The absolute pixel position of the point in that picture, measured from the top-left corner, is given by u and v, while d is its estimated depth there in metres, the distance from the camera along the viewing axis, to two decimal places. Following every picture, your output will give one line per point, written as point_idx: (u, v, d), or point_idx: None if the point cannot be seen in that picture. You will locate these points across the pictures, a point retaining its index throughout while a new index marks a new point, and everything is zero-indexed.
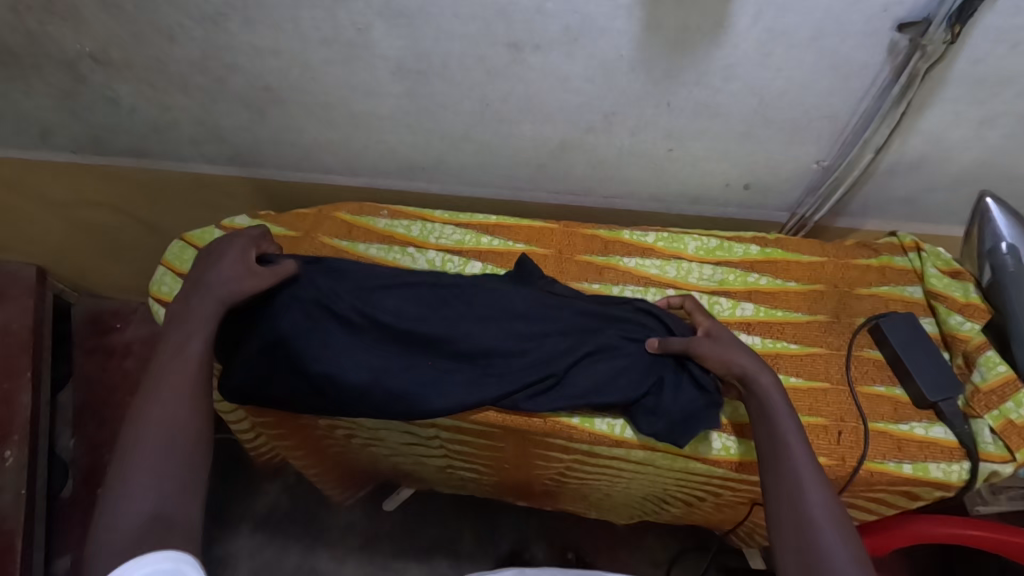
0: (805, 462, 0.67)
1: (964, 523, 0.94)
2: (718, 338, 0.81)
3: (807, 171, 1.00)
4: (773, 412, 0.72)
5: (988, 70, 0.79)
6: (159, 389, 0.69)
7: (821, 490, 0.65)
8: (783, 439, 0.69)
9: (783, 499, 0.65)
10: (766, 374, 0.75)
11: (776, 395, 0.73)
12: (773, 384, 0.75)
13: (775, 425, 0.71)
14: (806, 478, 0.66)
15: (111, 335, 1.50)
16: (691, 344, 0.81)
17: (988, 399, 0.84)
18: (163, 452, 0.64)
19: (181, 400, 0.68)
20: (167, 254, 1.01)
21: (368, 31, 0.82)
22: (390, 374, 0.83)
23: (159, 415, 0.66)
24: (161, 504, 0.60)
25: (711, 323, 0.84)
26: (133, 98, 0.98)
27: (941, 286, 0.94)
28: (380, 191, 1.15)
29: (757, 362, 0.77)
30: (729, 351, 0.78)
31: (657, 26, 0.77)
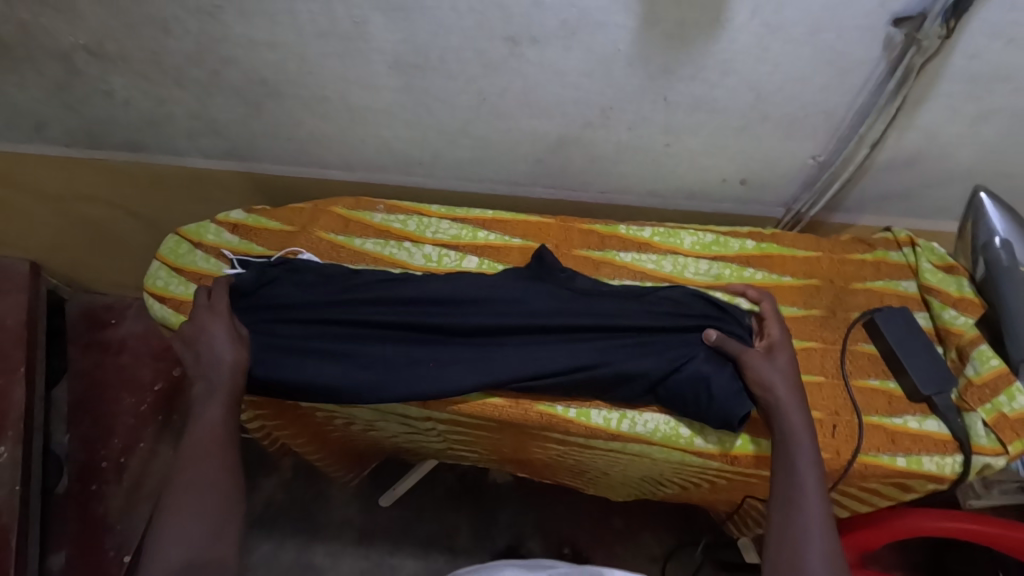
0: (817, 513, 0.67)
1: (936, 515, 0.95)
2: (774, 358, 0.80)
3: (802, 167, 1.00)
4: (795, 455, 0.72)
5: (983, 66, 0.80)
6: (188, 447, 0.71)
7: (827, 541, 0.66)
8: (801, 487, 0.69)
9: (786, 540, 0.66)
10: (799, 412, 0.75)
11: (804, 435, 0.73)
12: (804, 424, 0.74)
13: (796, 466, 0.71)
14: (813, 526, 0.66)
15: (106, 331, 1.49)
16: (745, 352, 0.81)
17: (981, 392, 0.85)
18: (194, 505, 0.66)
19: (220, 458, 0.70)
20: (161, 248, 1.00)
21: (365, 24, 0.82)
22: (389, 372, 0.83)
23: (196, 472, 0.68)
24: (193, 557, 0.63)
25: (780, 337, 0.83)
26: (128, 90, 0.98)
27: (935, 281, 0.95)
28: (375, 186, 1.15)
29: (796, 397, 0.76)
30: (778, 382, 0.77)
31: (655, 22, 0.77)
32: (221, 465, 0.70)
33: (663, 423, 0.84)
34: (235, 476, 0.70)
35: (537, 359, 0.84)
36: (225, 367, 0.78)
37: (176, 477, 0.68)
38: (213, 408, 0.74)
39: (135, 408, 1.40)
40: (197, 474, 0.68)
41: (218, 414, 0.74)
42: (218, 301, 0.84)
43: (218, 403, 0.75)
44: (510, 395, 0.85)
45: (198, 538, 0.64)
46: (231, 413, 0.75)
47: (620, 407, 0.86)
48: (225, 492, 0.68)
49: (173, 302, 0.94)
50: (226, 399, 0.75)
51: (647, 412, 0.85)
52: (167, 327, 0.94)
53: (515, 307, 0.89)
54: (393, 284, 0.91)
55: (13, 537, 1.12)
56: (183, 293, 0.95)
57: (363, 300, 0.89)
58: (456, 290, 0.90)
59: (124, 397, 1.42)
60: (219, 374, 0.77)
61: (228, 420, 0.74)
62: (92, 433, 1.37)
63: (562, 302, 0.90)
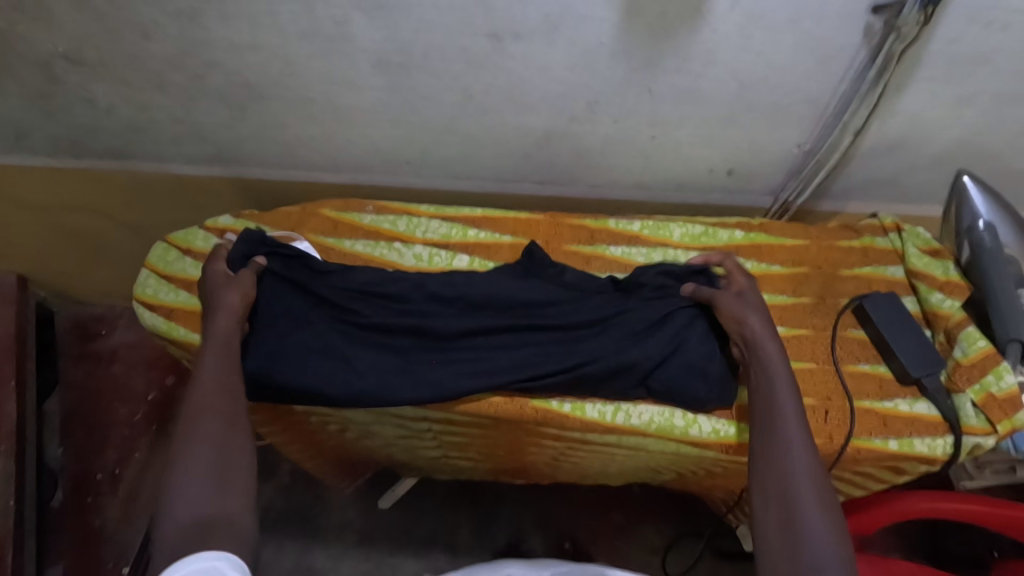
0: (799, 438, 0.70)
1: (928, 497, 0.96)
2: (750, 305, 0.84)
3: (788, 155, 1.01)
4: (775, 385, 0.75)
5: (962, 49, 0.80)
6: (192, 398, 0.72)
7: (807, 454, 0.69)
8: (778, 406, 0.73)
9: (772, 458, 0.70)
10: (771, 342, 0.78)
11: (780, 366, 0.76)
12: (776, 352, 0.78)
13: (772, 390, 0.74)
14: (795, 442, 0.70)
15: (97, 341, 1.48)
16: (716, 296, 0.85)
17: (970, 373, 0.86)
18: (203, 456, 0.67)
19: (217, 409, 0.72)
20: (150, 256, 1.00)
21: (347, 24, 0.82)
22: (384, 373, 0.83)
23: (198, 422, 0.70)
24: (203, 507, 0.64)
25: (747, 283, 0.87)
26: (110, 97, 0.97)
27: (921, 265, 0.95)
28: (364, 186, 1.14)
29: (772, 335, 0.80)
30: (755, 323, 0.81)
31: (637, 14, 0.78)
32: (223, 415, 0.71)
33: (657, 415, 0.85)
34: (240, 428, 0.72)
35: (530, 358, 0.85)
36: (225, 319, 0.81)
37: (182, 427, 0.70)
38: (212, 359, 0.76)
39: (128, 419, 1.40)
40: (202, 424, 0.70)
41: (215, 365, 0.76)
42: (224, 284, 0.85)
43: (214, 354, 0.77)
44: (504, 392, 0.85)
45: (208, 487, 0.65)
46: (230, 363, 0.77)
47: (615, 400, 0.86)
48: (227, 438, 0.70)
49: (163, 310, 0.94)
50: (222, 351, 0.77)
51: (643, 405, 0.85)
52: (158, 335, 0.93)
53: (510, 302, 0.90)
54: (383, 286, 0.91)
55: (9, 551, 1.11)
56: (173, 301, 0.95)
57: (354, 300, 0.90)
58: (449, 288, 0.90)
59: (118, 407, 1.41)
60: (221, 326, 0.80)
61: (228, 370, 0.76)
62: (87, 444, 1.36)
63: (553, 300, 0.90)
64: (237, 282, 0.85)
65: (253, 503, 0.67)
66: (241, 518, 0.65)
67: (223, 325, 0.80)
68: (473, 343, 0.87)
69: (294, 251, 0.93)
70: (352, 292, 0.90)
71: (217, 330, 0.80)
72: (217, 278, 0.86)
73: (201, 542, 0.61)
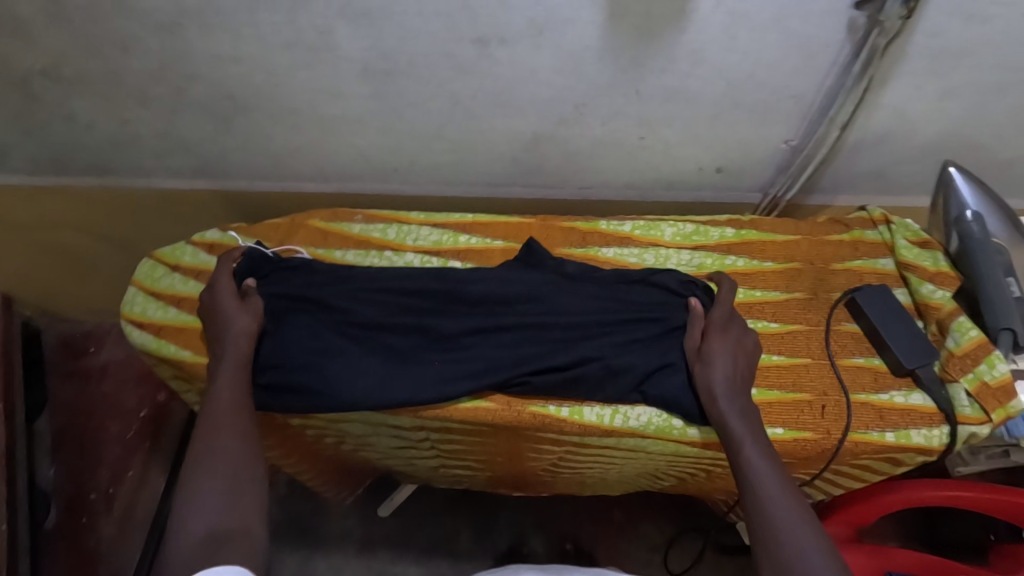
0: (771, 478, 0.69)
1: (928, 486, 0.96)
2: (707, 343, 0.82)
3: (776, 151, 1.01)
4: (728, 420, 0.75)
5: (945, 43, 0.81)
6: (205, 419, 0.73)
7: (784, 492, 0.67)
8: (744, 451, 0.72)
9: (751, 505, 0.68)
10: (724, 388, 0.78)
11: (730, 403, 0.76)
12: (730, 398, 0.77)
13: (734, 438, 0.74)
14: (770, 482, 0.68)
15: (86, 359, 1.46)
16: (687, 342, 0.85)
17: (963, 363, 0.86)
18: (217, 472, 0.67)
19: (233, 426, 0.72)
20: (137, 273, 0.98)
21: (330, 33, 0.81)
22: (383, 380, 0.82)
23: (212, 440, 0.70)
24: (217, 523, 0.62)
25: (717, 314, 0.85)
26: (91, 113, 0.96)
27: (912, 257, 0.95)
28: (352, 195, 1.13)
29: (724, 372, 0.79)
30: (709, 369, 0.79)
31: (621, 16, 0.78)
32: (237, 431, 0.71)
33: (655, 416, 0.84)
34: (255, 446, 0.71)
35: (516, 362, 0.84)
36: (238, 336, 0.82)
37: (195, 446, 0.70)
38: (224, 380, 0.77)
39: (121, 436, 1.38)
40: (215, 442, 0.70)
41: (229, 383, 0.77)
42: (232, 305, 0.84)
43: (227, 374, 0.78)
44: (500, 398, 0.85)
45: (222, 502, 0.64)
46: (240, 385, 0.77)
47: (613, 402, 0.85)
48: (240, 454, 0.69)
49: (152, 328, 0.92)
50: (234, 368, 0.79)
51: (640, 406, 0.85)
52: (148, 354, 0.92)
53: (502, 311, 0.89)
54: (370, 300, 0.90)
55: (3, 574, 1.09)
56: (162, 318, 0.93)
57: (339, 313, 0.88)
58: (446, 291, 0.90)
59: (110, 425, 1.39)
60: (231, 344, 0.81)
61: (237, 392, 0.76)
62: (80, 463, 1.34)
63: (543, 307, 0.89)
64: (248, 303, 0.86)
65: (267, 514, 0.66)
66: (257, 529, 0.64)
67: (237, 346, 0.81)
68: (461, 352, 0.86)
69: (298, 262, 0.95)
70: (339, 305, 0.89)
71: (231, 352, 0.80)
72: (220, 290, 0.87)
73: (216, 553, 0.59)
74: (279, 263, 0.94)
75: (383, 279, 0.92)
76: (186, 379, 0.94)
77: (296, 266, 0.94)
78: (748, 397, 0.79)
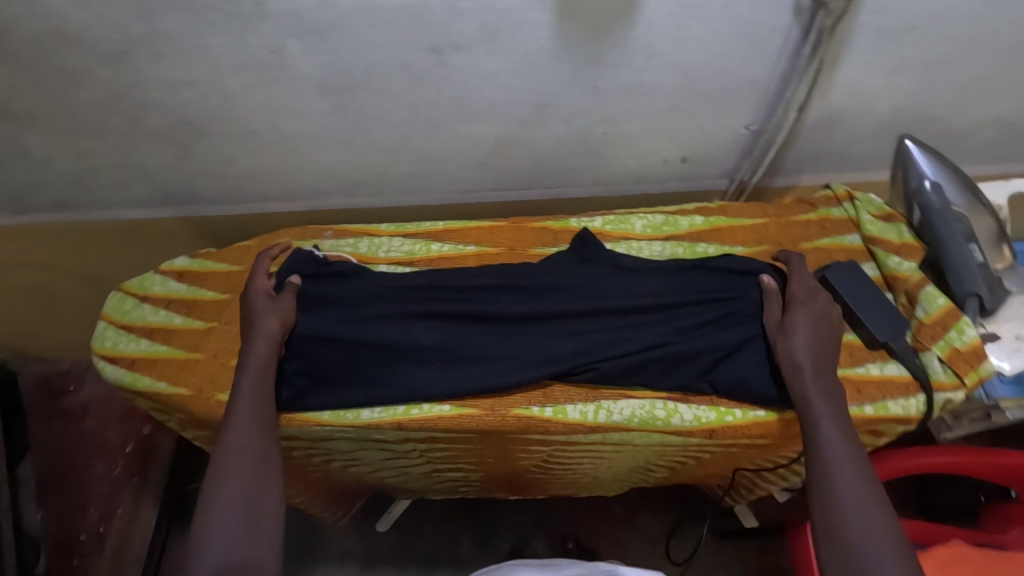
0: (841, 452, 0.68)
1: (901, 455, 0.98)
2: (794, 318, 0.82)
3: (738, 137, 1.02)
4: (805, 392, 0.74)
5: (889, 20, 0.83)
6: (226, 433, 0.71)
7: (853, 465, 0.67)
8: (819, 422, 0.71)
9: (817, 473, 0.67)
10: (804, 358, 0.77)
11: (810, 374, 0.75)
12: (810, 368, 0.76)
13: (810, 410, 0.73)
14: (839, 455, 0.68)
15: (65, 398, 1.42)
16: (770, 317, 0.85)
17: (933, 330, 0.88)
18: (235, 497, 0.65)
19: (252, 447, 0.70)
20: (106, 307, 0.97)
21: (283, 51, 0.81)
22: (371, 388, 0.85)
23: (236, 458, 0.68)
24: (235, 554, 0.61)
25: (800, 291, 0.86)
26: (45, 149, 0.95)
27: (877, 231, 0.97)
28: (322, 213, 1.12)
29: (808, 348, 0.78)
30: (791, 342, 0.79)
31: (571, 16, 0.78)
32: (257, 454, 0.70)
33: (638, 408, 0.85)
34: (274, 471, 0.70)
35: (489, 373, 0.85)
36: (262, 337, 0.82)
37: (215, 463, 0.68)
38: (247, 393, 0.75)
39: (106, 473, 1.35)
40: (236, 463, 0.68)
41: (253, 398, 0.75)
42: (263, 304, 0.86)
43: (251, 383, 0.77)
44: (482, 404, 0.85)
45: (240, 531, 0.63)
46: (266, 400, 0.76)
47: (595, 399, 0.86)
48: (257, 478, 0.68)
49: (125, 361, 0.91)
50: (257, 377, 0.77)
51: (623, 400, 0.85)
52: (124, 388, 0.90)
53: (465, 327, 0.90)
54: (342, 321, 0.89)
55: None
56: (135, 350, 0.92)
57: (304, 338, 0.87)
58: (432, 293, 0.92)
59: (95, 463, 1.35)
60: (256, 348, 0.81)
61: (264, 409, 0.75)
62: (66, 504, 1.31)
63: (519, 303, 0.91)
64: (277, 305, 0.87)
65: (282, 546, 0.65)
66: (269, 563, 0.63)
67: (257, 349, 0.80)
68: (442, 361, 0.86)
69: (351, 268, 0.95)
70: (314, 321, 0.89)
71: (253, 355, 0.80)
72: (256, 284, 0.89)
73: None
74: (324, 267, 0.95)
75: (367, 288, 0.92)
76: (164, 410, 0.92)
77: (347, 274, 0.94)
78: (833, 374, 0.77)
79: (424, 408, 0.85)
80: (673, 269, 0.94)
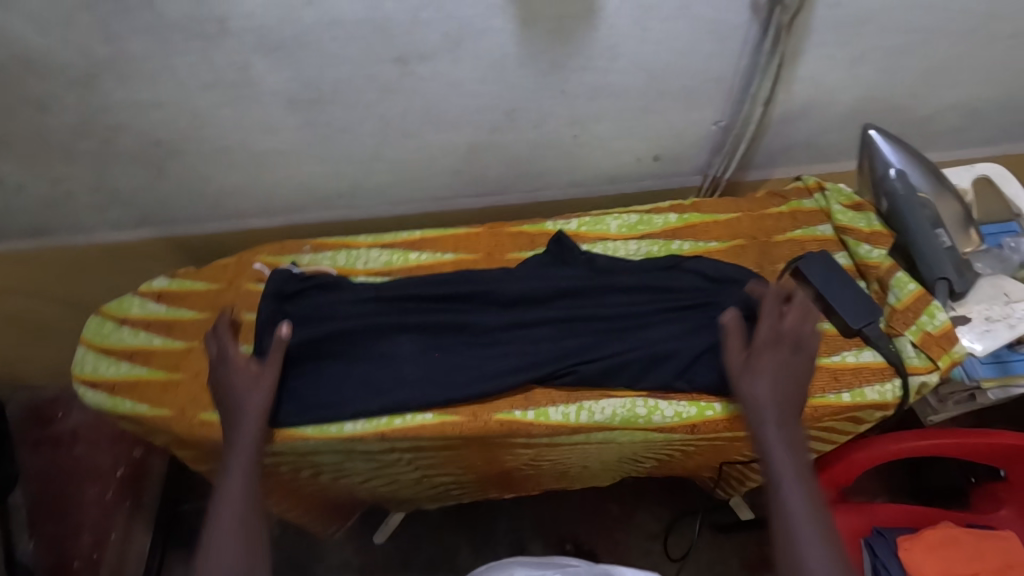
0: (805, 516, 0.63)
1: (886, 440, 0.99)
2: (760, 360, 0.75)
3: (708, 134, 1.02)
4: (767, 446, 0.69)
5: (844, 13, 0.84)
6: (209, 526, 0.66)
7: (818, 531, 0.63)
8: (781, 482, 0.66)
9: (780, 541, 0.63)
10: (767, 408, 0.71)
11: (772, 426, 0.70)
12: (771, 419, 0.71)
13: (772, 468, 0.68)
14: (801, 520, 0.63)
15: (54, 426, 1.38)
16: (733, 355, 0.77)
17: (905, 316, 0.89)
18: None
19: (245, 538, 0.65)
20: (85, 332, 0.97)
21: (249, 68, 0.81)
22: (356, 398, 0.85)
23: (218, 546, 0.64)
24: None
25: (769, 329, 0.76)
26: (18, 175, 0.95)
27: (847, 220, 0.98)
28: (299, 227, 1.11)
29: (772, 399, 0.72)
30: (756, 390, 0.73)
31: (533, 22, 0.79)
32: (248, 545, 0.65)
33: (620, 407, 0.85)
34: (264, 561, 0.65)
35: (469, 381, 0.85)
36: (249, 413, 0.76)
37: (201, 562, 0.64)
38: (234, 478, 0.70)
39: (99, 497, 1.31)
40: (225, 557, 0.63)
41: (239, 488, 0.70)
42: (247, 376, 0.79)
43: (239, 467, 0.72)
44: (465, 411, 0.85)
45: None
46: (253, 482, 0.71)
47: (577, 400, 0.86)
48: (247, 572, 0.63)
49: (106, 385, 0.91)
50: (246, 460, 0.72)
51: (604, 399, 0.86)
52: (105, 412, 0.90)
53: (443, 336, 0.90)
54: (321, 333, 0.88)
55: None
56: (116, 374, 0.92)
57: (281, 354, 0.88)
58: (411, 302, 0.93)
59: (86, 487, 1.32)
60: (243, 426, 0.75)
61: (250, 493, 0.70)
62: (59, 530, 1.28)
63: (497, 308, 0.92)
64: (263, 377, 0.80)
65: None
66: None
67: (248, 428, 0.75)
68: (423, 369, 0.87)
69: (328, 279, 0.95)
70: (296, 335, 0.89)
71: (242, 435, 0.74)
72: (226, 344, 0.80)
73: None
74: (305, 281, 0.95)
75: (347, 299, 0.93)
76: (148, 433, 0.92)
77: (326, 284, 0.95)
78: (796, 424, 0.72)
79: (407, 418, 0.85)
80: (649, 268, 0.95)
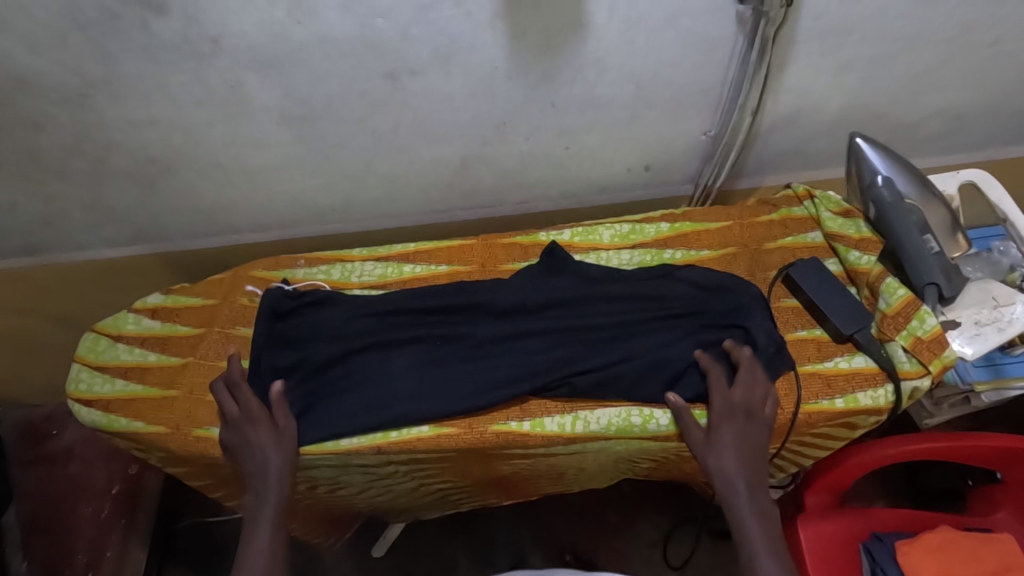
0: None
1: (885, 445, 0.98)
2: (718, 436, 0.80)
3: (697, 143, 1.04)
4: (739, 517, 0.75)
5: (827, 24, 0.86)
6: None
7: None
8: (755, 555, 0.72)
9: None
10: (737, 480, 0.76)
11: (741, 499, 0.76)
12: (739, 490, 0.76)
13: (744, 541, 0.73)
14: None
15: (47, 443, 1.36)
16: (691, 430, 0.82)
17: (896, 322, 0.89)
18: None
19: None
20: (79, 349, 0.97)
21: (241, 86, 0.82)
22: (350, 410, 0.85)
23: None
24: None
25: (721, 407, 0.81)
26: (12, 194, 0.95)
27: (836, 227, 0.99)
28: (293, 241, 1.12)
29: (738, 470, 0.77)
30: (722, 462, 0.78)
31: (522, 37, 0.80)
32: None
33: (614, 416, 0.85)
34: None
35: (464, 394, 0.85)
36: (274, 474, 0.79)
37: None
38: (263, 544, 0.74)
39: (94, 517, 1.27)
40: None
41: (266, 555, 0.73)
42: (270, 437, 0.81)
43: (264, 531, 0.75)
44: (460, 423, 0.85)
45: None
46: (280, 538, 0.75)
47: (571, 410, 0.86)
48: None
49: (100, 404, 0.90)
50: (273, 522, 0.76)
51: (598, 409, 0.86)
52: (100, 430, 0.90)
53: (437, 349, 0.91)
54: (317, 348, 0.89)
55: None
56: (111, 391, 0.91)
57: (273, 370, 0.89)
58: (405, 316, 0.93)
59: (82, 508, 1.29)
60: (270, 488, 0.78)
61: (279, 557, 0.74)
62: (53, 552, 1.22)
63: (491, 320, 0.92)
64: (283, 439, 0.82)
65: None
66: None
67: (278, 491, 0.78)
68: (418, 381, 0.87)
69: (324, 296, 0.96)
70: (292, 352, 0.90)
71: (274, 496, 0.78)
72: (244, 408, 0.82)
73: None
74: (300, 298, 0.95)
75: (341, 313, 0.93)
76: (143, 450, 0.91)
77: (323, 300, 0.95)
78: (763, 488, 0.78)
79: (402, 431, 0.85)
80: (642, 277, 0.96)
